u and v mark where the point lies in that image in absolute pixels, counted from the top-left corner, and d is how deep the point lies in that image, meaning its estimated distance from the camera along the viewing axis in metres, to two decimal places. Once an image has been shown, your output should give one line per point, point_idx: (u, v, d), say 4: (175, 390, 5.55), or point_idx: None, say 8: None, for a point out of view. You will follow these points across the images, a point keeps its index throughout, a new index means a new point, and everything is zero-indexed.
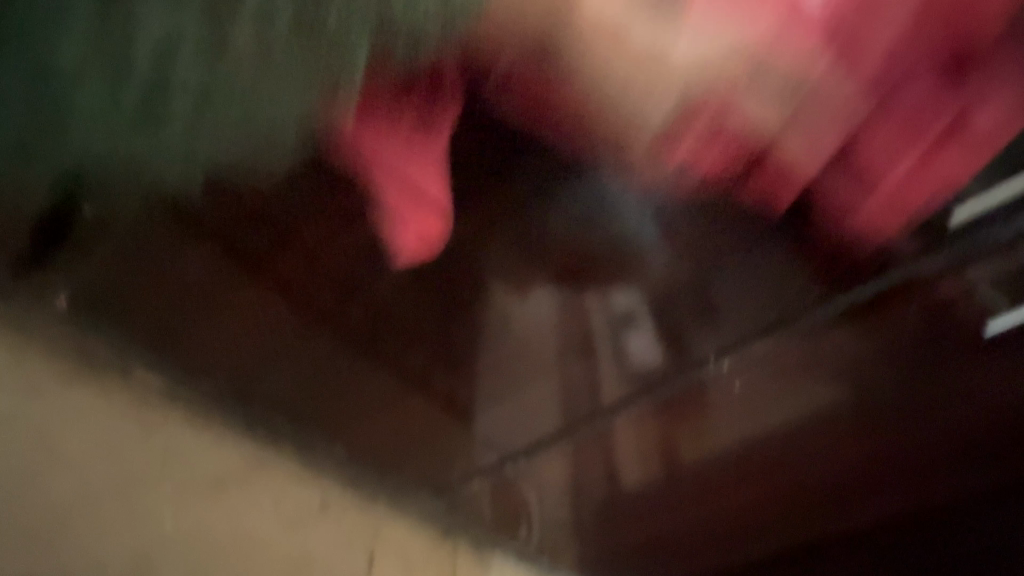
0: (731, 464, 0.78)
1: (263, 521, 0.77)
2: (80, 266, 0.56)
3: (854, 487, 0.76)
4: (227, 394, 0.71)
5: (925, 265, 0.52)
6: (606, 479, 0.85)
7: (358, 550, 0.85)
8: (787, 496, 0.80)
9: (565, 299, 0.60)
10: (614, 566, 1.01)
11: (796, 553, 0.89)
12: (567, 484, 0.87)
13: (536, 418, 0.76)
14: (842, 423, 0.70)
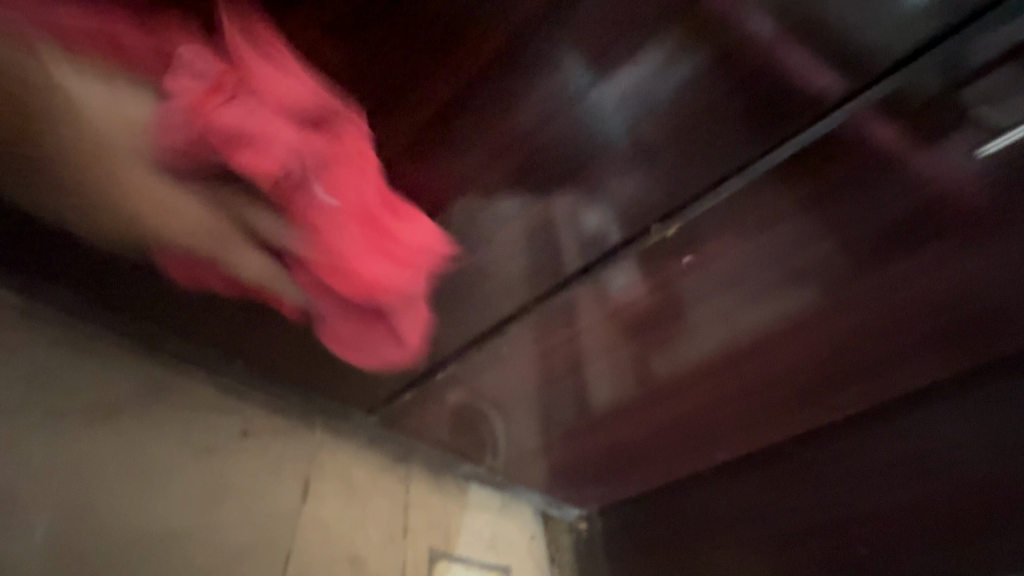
0: (697, 371, 0.72)
1: (163, 450, 0.59)
2: None
3: (822, 376, 0.71)
4: (121, 312, 0.59)
5: (880, 128, 0.49)
6: (575, 396, 0.78)
7: (289, 481, 0.68)
8: (756, 391, 0.74)
9: (526, 203, 0.55)
10: (595, 493, 0.93)
11: (766, 491, 0.81)
12: (534, 405, 0.79)
13: (483, 308, 0.65)
14: (811, 324, 0.65)
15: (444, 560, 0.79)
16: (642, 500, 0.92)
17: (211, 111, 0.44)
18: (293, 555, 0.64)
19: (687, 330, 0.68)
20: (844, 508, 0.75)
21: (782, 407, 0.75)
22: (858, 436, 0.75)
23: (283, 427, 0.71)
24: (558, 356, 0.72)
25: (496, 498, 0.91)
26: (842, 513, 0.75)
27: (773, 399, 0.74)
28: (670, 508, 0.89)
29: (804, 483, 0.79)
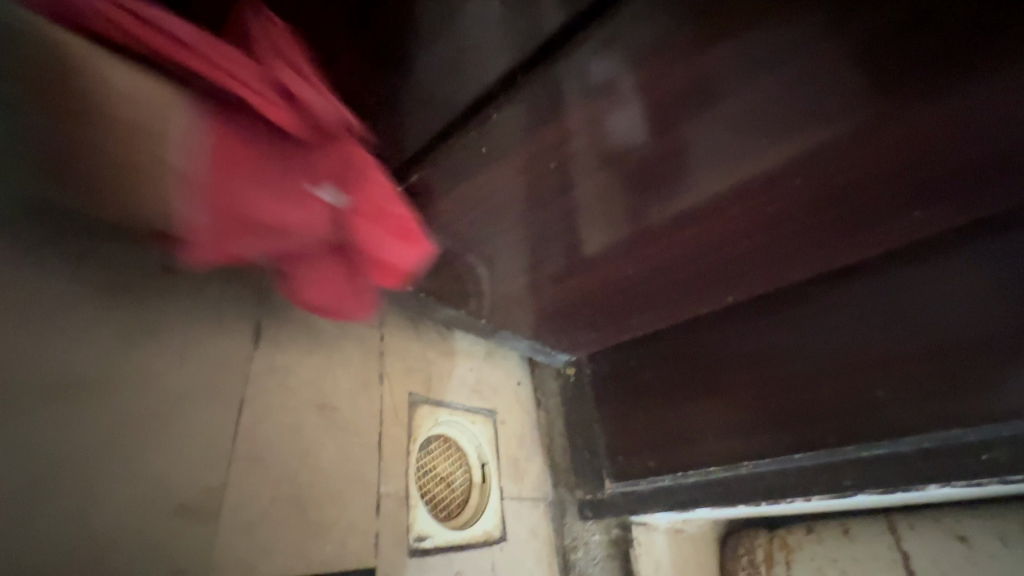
0: (697, 220, 0.61)
1: (46, 292, 0.45)
2: None
3: (816, 231, 0.62)
4: None
5: None
6: (566, 248, 0.68)
7: (231, 323, 0.57)
8: (783, 226, 0.62)
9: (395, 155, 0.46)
10: (580, 342, 0.88)
11: (747, 364, 0.77)
12: (523, 258, 0.69)
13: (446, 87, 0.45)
14: (814, 181, 0.55)
15: (424, 406, 0.73)
16: (625, 349, 0.89)
17: None
18: (248, 401, 0.56)
19: (717, 137, 0.50)
20: (838, 398, 0.69)
21: (806, 241, 0.64)
22: (857, 288, 0.70)
23: (218, 273, 0.57)
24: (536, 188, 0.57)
25: (481, 346, 0.86)
26: (839, 403, 0.68)
27: (802, 233, 0.63)
28: (648, 356, 0.87)
29: (805, 340, 0.73)
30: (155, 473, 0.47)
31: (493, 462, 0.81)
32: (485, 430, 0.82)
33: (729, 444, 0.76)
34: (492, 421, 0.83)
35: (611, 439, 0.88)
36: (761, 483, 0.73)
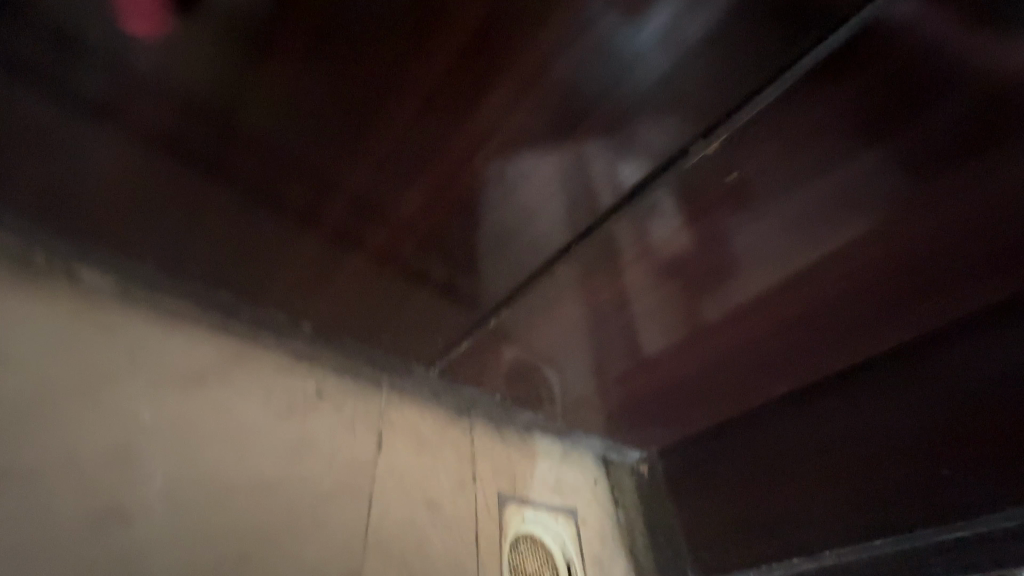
0: (754, 314, 0.70)
1: (253, 408, 0.63)
2: (25, 166, 0.49)
3: (853, 320, 0.70)
4: (214, 298, 0.63)
5: (939, 79, 0.48)
6: (627, 352, 0.78)
7: (363, 432, 0.71)
8: (830, 317, 0.70)
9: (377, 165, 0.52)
10: (650, 438, 0.95)
11: (819, 453, 0.79)
12: (589, 366, 0.80)
13: (531, 246, 0.62)
14: (841, 279, 0.65)
15: (513, 505, 0.82)
16: (696, 449, 0.93)
17: (80, 129, 0.47)
18: (376, 498, 0.68)
19: (743, 245, 0.63)
20: (901, 484, 0.71)
21: (850, 329, 0.71)
22: (892, 376, 0.75)
23: (356, 387, 0.73)
24: (605, 307, 0.71)
25: (557, 447, 0.94)
26: (900, 488, 0.71)
27: (848, 321, 0.70)
28: (716, 450, 0.90)
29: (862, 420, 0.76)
30: (313, 556, 0.59)
31: (577, 560, 0.85)
32: (568, 529, 0.87)
33: (817, 536, 0.76)
34: (574, 520, 0.89)
35: (691, 535, 0.89)
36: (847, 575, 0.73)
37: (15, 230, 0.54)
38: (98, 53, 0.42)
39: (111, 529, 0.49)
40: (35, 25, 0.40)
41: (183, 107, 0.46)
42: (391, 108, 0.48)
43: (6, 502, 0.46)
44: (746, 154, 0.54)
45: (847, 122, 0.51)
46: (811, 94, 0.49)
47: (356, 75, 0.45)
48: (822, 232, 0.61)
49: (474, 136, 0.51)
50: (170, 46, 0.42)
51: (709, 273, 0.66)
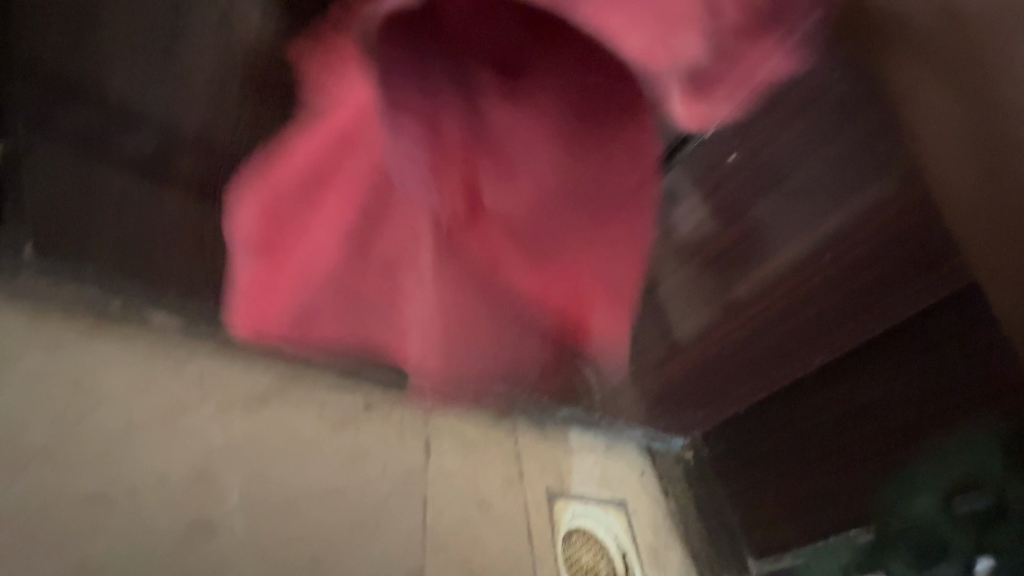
0: (785, 289, 0.69)
1: (311, 426, 0.68)
2: (94, 232, 0.55)
3: (888, 289, 0.67)
4: (262, 327, 0.68)
5: None
6: (656, 339, 0.79)
7: (411, 440, 0.75)
8: (866, 287, 0.67)
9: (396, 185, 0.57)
10: (693, 423, 0.95)
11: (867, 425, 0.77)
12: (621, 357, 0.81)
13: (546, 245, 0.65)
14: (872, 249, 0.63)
15: (562, 500, 0.84)
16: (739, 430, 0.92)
17: (140, 186, 0.53)
18: (429, 500, 0.71)
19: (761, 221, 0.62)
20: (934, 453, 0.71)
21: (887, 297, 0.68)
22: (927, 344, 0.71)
23: (401, 398, 0.77)
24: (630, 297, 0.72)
25: (599, 441, 0.95)
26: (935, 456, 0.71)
27: (883, 290, 0.67)
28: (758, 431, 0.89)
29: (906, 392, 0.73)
30: (377, 556, 0.63)
31: (632, 551, 0.86)
32: (619, 520, 0.88)
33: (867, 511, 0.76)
34: (624, 512, 0.90)
35: (744, 518, 0.89)
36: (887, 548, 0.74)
37: (88, 284, 0.59)
38: (152, 115, 0.49)
39: (196, 541, 0.55)
40: (103, 99, 0.47)
41: (225, 156, 0.52)
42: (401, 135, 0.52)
43: (110, 520, 0.52)
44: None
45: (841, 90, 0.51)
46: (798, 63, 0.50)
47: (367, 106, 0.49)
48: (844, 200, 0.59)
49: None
50: (208, 99, 0.48)
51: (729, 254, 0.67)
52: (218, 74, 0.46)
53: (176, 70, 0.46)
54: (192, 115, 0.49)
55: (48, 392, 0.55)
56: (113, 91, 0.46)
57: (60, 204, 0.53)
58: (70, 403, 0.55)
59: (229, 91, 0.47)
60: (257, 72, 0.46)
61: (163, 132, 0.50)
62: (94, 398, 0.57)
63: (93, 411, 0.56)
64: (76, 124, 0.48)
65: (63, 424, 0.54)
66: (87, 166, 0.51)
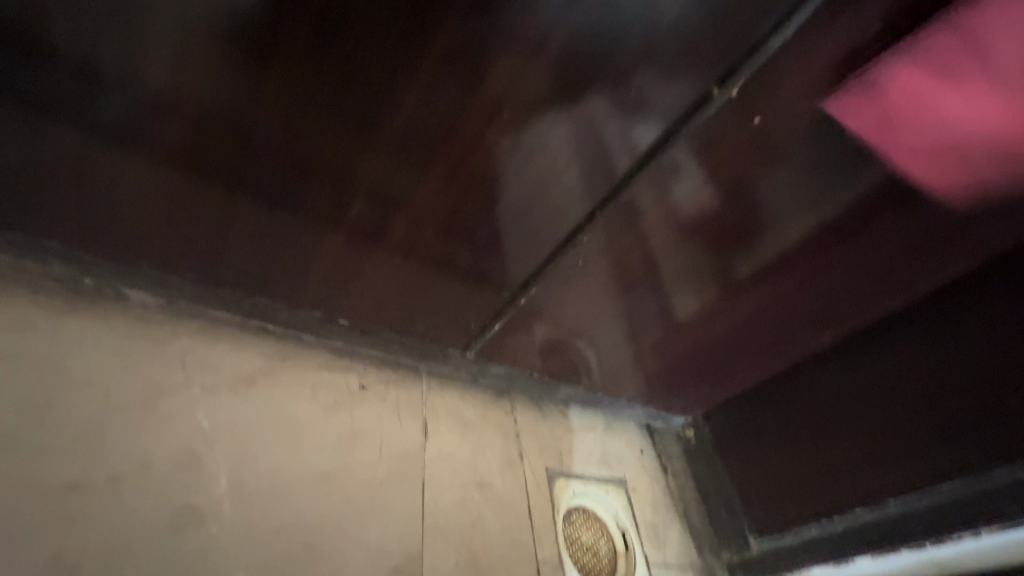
0: (796, 264, 0.67)
1: (304, 407, 0.65)
2: (58, 199, 0.51)
3: (899, 263, 0.66)
4: (248, 306, 0.64)
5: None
6: (660, 318, 0.76)
7: (409, 420, 0.72)
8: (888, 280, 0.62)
9: (390, 154, 0.52)
10: (693, 401, 0.93)
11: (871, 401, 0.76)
12: (623, 335, 0.79)
13: (551, 218, 0.61)
14: (888, 223, 0.61)
15: (562, 479, 0.83)
16: (740, 407, 0.92)
17: (105, 155, 0.48)
18: (428, 482, 0.69)
19: (775, 192, 0.59)
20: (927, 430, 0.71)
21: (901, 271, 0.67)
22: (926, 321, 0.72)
23: (396, 377, 0.75)
24: (635, 274, 0.70)
25: (599, 420, 0.94)
26: (931, 433, 0.71)
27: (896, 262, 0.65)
28: (759, 405, 0.89)
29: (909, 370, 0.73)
30: (375, 540, 0.62)
31: (632, 528, 0.86)
32: (618, 498, 0.88)
33: (869, 488, 0.75)
34: (624, 490, 0.89)
35: (744, 495, 0.89)
36: (877, 530, 0.74)
37: (57, 257, 0.56)
38: (110, 78, 0.43)
39: (185, 530, 0.52)
40: (53, 57, 0.41)
41: (200, 122, 0.47)
42: (392, 97, 0.47)
43: (90, 510, 0.49)
44: (774, 92, 0.50)
45: (880, 50, 0.46)
46: (830, 22, 0.45)
47: (356, 66, 0.45)
48: (862, 174, 0.56)
49: (483, 111, 0.50)
50: (173, 60, 0.43)
51: (740, 231, 0.64)
52: (183, 30, 0.41)
53: (134, 24, 0.40)
54: (159, 78, 0.44)
55: (14, 376, 0.51)
56: (60, 47, 0.41)
57: (16, 171, 0.48)
58: (41, 388, 0.52)
59: (199, 48, 0.42)
60: (231, 27, 0.41)
61: (124, 96, 0.44)
62: (68, 382, 0.53)
63: (68, 396, 0.52)
64: (19, 86, 0.42)
65: (34, 411, 0.50)
66: (41, 132, 0.46)
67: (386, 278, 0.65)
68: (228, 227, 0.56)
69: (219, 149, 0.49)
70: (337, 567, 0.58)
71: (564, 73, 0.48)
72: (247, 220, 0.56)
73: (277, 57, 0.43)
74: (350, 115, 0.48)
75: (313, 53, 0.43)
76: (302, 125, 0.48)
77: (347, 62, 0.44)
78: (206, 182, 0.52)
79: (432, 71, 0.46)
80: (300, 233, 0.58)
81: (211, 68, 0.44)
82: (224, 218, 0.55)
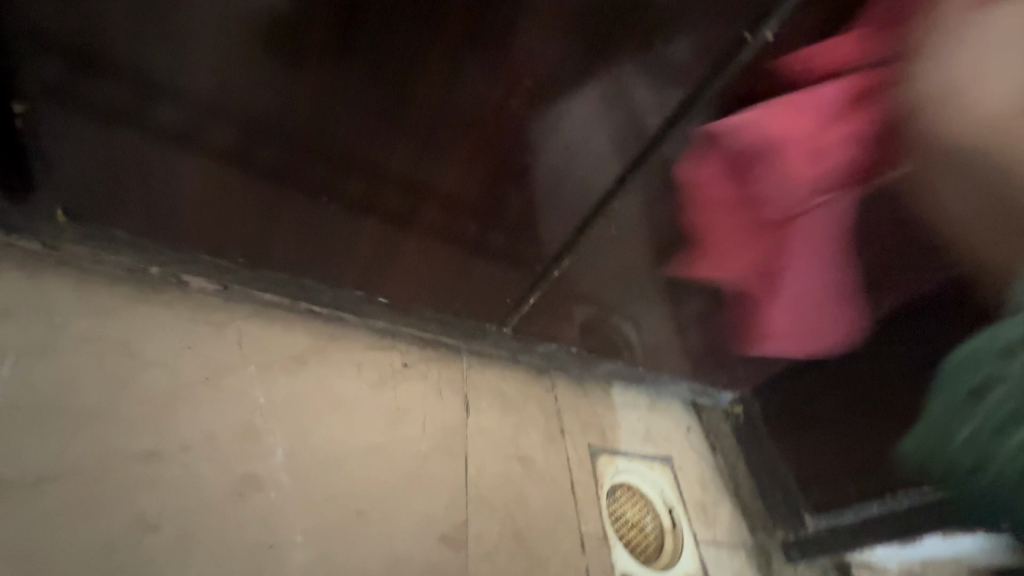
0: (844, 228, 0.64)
1: (351, 385, 0.68)
2: (122, 195, 0.55)
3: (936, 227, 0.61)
4: (297, 291, 0.68)
5: None
6: (704, 290, 0.74)
7: (450, 397, 0.74)
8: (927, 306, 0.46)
9: (417, 137, 0.53)
10: (743, 377, 0.90)
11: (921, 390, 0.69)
12: (664, 308, 0.77)
13: (583, 191, 0.60)
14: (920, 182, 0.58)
15: (605, 456, 0.82)
16: (784, 390, 0.87)
17: (159, 155, 0.52)
18: (471, 457, 0.71)
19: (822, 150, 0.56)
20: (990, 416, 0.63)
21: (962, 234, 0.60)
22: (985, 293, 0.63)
23: (437, 357, 0.77)
24: (674, 245, 0.68)
25: (643, 398, 0.93)
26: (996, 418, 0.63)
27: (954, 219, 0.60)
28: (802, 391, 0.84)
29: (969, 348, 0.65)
30: (421, 511, 0.64)
31: (679, 506, 0.84)
32: (664, 476, 0.86)
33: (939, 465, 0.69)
34: (670, 468, 0.88)
35: (799, 475, 0.85)
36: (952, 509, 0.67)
37: (125, 250, 0.61)
38: (156, 79, 0.46)
39: (247, 496, 0.56)
40: (105, 62, 0.45)
41: (238, 118, 0.49)
42: (413, 80, 0.48)
43: (164, 476, 0.54)
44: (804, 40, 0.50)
45: None
46: None
47: (377, 50, 0.46)
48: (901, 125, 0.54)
49: (505, 85, 0.49)
50: (209, 58, 0.45)
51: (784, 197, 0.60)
52: (217, 28, 0.43)
53: (173, 25, 0.43)
54: (198, 77, 0.46)
55: (96, 357, 0.56)
56: (113, 53, 0.44)
57: (86, 172, 0.53)
58: (119, 367, 0.57)
59: (231, 44, 0.44)
60: (258, 21, 0.43)
61: (170, 98, 0.48)
62: (141, 363, 0.58)
63: (141, 375, 0.58)
64: (81, 91, 0.46)
65: (112, 388, 0.56)
66: (103, 135, 0.50)
67: (422, 258, 0.66)
68: (272, 216, 0.59)
69: (257, 144, 0.52)
70: (386, 536, 0.61)
71: (588, 37, 0.47)
72: (288, 209, 0.58)
73: (300, 47, 0.45)
74: (374, 99, 0.49)
75: (335, 39, 0.45)
76: (332, 114, 0.50)
77: (369, 46, 0.45)
78: (248, 174, 0.54)
79: (451, 49, 0.46)
80: (337, 218, 0.60)
81: (241, 66, 0.46)
82: (266, 207, 0.58)
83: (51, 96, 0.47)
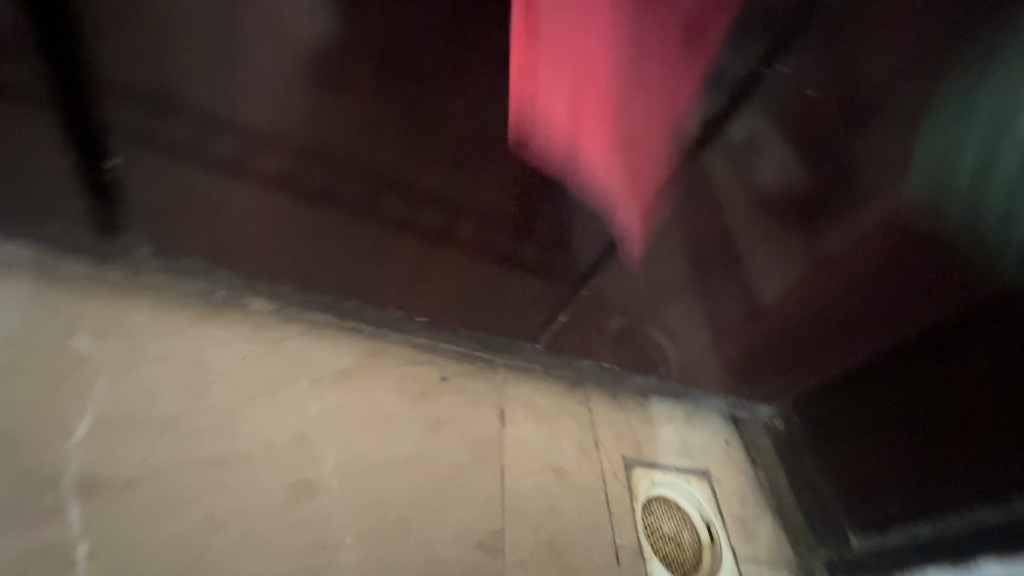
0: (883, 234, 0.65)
1: (392, 397, 0.73)
2: (193, 228, 0.62)
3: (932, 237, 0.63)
4: (343, 310, 0.73)
5: None
6: (738, 301, 0.75)
7: (486, 409, 0.77)
8: None
9: (453, 157, 0.57)
10: (784, 389, 0.88)
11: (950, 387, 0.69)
12: (697, 320, 0.77)
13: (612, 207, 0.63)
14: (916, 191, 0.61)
15: (640, 468, 0.83)
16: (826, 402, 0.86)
17: (223, 186, 0.58)
18: (506, 465, 0.74)
19: (860, 153, 0.60)
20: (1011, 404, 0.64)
21: None
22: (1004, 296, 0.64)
23: (474, 371, 0.80)
24: (704, 255, 0.69)
25: (679, 410, 0.93)
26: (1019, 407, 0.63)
27: None
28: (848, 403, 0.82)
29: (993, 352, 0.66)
30: (455, 521, 0.67)
31: (716, 521, 0.84)
32: (701, 489, 0.86)
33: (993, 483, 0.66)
34: (707, 481, 0.87)
35: (844, 491, 0.82)
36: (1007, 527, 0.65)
37: (194, 277, 0.67)
38: (224, 118, 0.52)
39: (302, 498, 0.62)
40: (181, 107, 0.51)
41: (292, 147, 0.55)
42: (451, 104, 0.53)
43: (228, 480, 0.60)
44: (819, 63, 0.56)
45: None
46: None
47: (419, 76, 0.50)
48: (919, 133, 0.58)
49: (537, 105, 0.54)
50: (269, 97, 0.51)
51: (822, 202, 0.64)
52: (276, 69, 0.49)
53: (238, 71, 0.49)
54: (258, 113, 0.52)
55: (172, 373, 0.64)
56: (189, 98, 0.51)
57: (163, 208, 0.60)
58: (190, 381, 0.64)
59: (287, 80, 0.50)
60: (311, 62, 0.48)
61: (233, 131, 0.53)
62: (209, 378, 0.65)
63: (209, 388, 0.64)
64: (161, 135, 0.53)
65: (185, 401, 0.62)
66: (177, 173, 0.56)
67: (457, 274, 0.70)
68: (321, 239, 0.64)
69: (309, 170, 0.57)
70: (426, 541, 0.64)
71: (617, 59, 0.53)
72: (335, 230, 0.63)
73: (348, 81, 0.50)
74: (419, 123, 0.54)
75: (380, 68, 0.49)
76: (377, 137, 0.55)
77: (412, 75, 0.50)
78: (301, 197, 0.60)
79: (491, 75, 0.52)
80: (379, 239, 0.65)
81: (295, 101, 0.51)
82: (316, 231, 0.63)
83: (135, 143, 0.54)
